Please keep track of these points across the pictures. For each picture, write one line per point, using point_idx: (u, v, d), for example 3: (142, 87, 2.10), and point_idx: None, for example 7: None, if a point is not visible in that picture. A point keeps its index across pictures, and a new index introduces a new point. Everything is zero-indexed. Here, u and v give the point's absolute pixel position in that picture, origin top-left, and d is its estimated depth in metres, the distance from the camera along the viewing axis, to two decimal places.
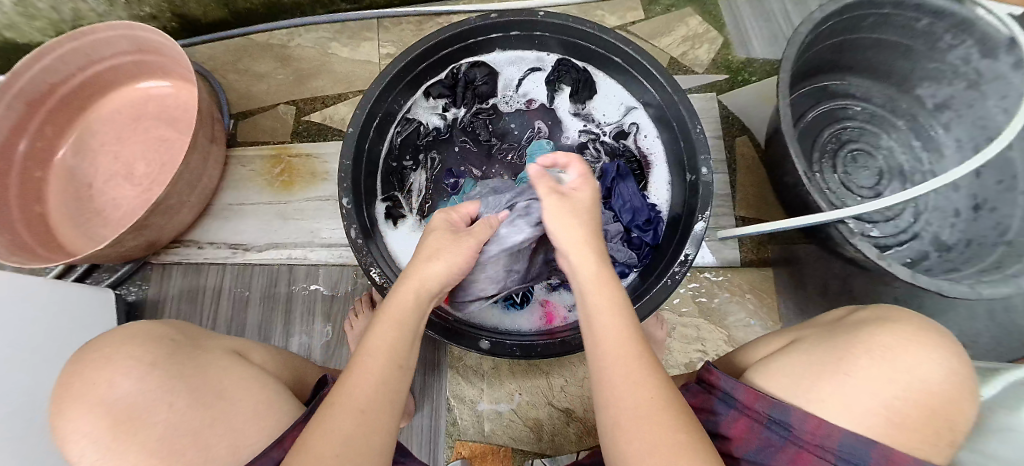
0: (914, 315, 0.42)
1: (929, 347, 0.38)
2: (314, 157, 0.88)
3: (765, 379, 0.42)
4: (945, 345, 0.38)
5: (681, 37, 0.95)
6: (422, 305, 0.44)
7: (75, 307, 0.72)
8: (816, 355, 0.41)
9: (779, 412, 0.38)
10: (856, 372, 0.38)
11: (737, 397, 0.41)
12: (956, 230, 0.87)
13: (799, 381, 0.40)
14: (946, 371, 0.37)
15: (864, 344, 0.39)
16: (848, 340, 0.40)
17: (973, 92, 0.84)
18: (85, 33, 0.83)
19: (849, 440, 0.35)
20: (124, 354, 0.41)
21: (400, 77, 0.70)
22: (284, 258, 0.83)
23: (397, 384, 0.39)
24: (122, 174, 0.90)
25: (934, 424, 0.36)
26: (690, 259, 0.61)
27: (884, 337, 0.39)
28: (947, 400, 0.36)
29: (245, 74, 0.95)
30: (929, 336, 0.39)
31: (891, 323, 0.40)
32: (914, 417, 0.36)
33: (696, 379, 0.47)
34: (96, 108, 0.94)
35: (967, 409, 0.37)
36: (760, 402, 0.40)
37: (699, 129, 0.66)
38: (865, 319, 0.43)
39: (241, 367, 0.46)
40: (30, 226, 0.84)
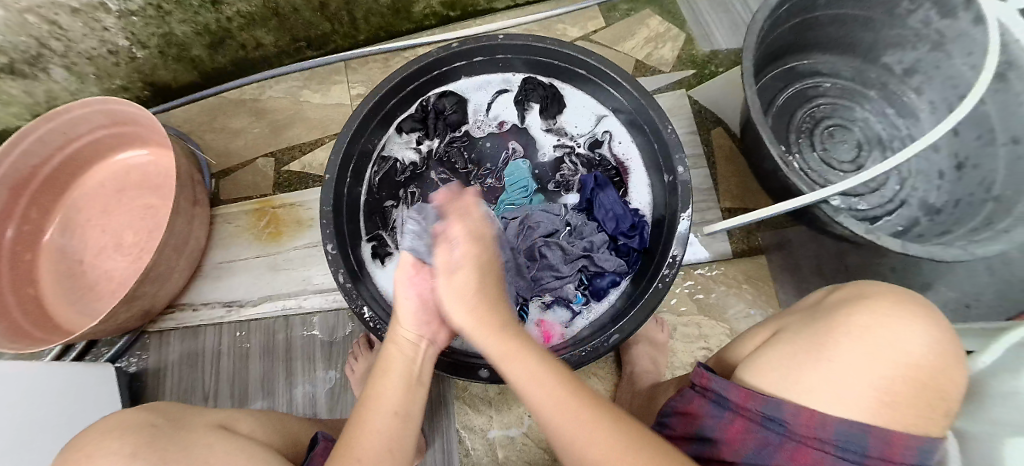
0: (888, 288, 0.42)
1: (906, 320, 0.38)
2: (297, 205, 0.89)
3: (754, 374, 0.40)
4: (922, 315, 0.38)
5: (644, 38, 0.97)
6: (415, 360, 0.49)
7: (72, 384, 0.71)
8: (799, 341, 0.40)
9: (772, 408, 0.37)
10: (841, 357, 0.37)
11: (730, 398, 0.40)
12: (944, 192, 0.87)
13: (788, 374, 0.38)
14: (929, 341, 0.37)
15: (845, 327, 0.38)
16: (827, 324, 0.40)
17: (938, 53, 0.85)
18: (60, 113, 0.84)
19: (844, 427, 0.34)
20: (106, 450, 0.40)
21: (370, 117, 0.72)
22: (279, 309, 0.82)
23: (402, 432, 0.44)
24: (111, 246, 0.91)
25: (925, 398, 0.36)
26: (678, 259, 0.61)
27: (863, 316, 0.38)
28: (932, 373, 0.36)
29: (221, 132, 0.96)
30: (907, 308, 0.39)
31: (866, 299, 0.40)
32: (905, 394, 0.35)
33: (688, 384, 0.45)
34: (80, 184, 0.95)
35: (954, 375, 0.37)
36: (752, 400, 0.38)
37: (669, 129, 0.66)
38: (839, 300, 0.42)
39: (227, 442, 0.45)
40: (26, 310, 0.84)
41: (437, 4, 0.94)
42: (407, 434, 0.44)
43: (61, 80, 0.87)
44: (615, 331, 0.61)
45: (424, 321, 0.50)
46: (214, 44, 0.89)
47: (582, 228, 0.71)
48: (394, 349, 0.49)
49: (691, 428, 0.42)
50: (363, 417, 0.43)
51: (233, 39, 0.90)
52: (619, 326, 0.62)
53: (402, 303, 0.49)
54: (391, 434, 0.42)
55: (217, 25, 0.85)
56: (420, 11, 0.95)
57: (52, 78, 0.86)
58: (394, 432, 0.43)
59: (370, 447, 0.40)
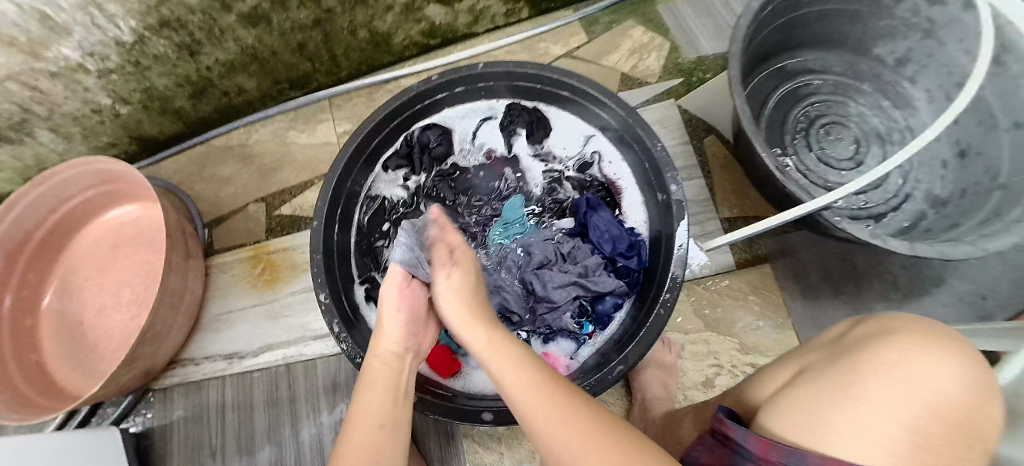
0: (917, 318, 0.36)
1: (944, 355, 0.32)
2: (292, 248, 0.88)
3: (777, 424, 0.34)
4: (960, 352, 0.32)
5: (628, 50, 0.95)
6: (396, 377, 0.49)
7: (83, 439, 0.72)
8: (820, 380, 0.34)
9: (797, 462, 0.30)
10: (868, 394, 0.31)
11: (750, 449, 0.33)
12: (948, 182, 0.85)
13: (811, 418, 0.32)
14: (965, 380, 0.31)
15: (870, 363, 0.33)
16: (848, 361, 0.34)
17: (930, 41, 0.83)
18: (48, 176, 0.84)
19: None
20: None
21: (353, 161, 0.70)
22: (279, 357, 0.82)
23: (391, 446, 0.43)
24: (110, 304, 0.91)
25: (963, 446, 0.30)
26: (679, 280, 0.59)
27: (886, 349, 0.33)
28: (970, 421, 0.30)
29: (211, 181, 0.95)
30: (940, 340, 0.33)
31: (891, 331, 0.35)
32: (942, 443, 0.29)
33: (710, 431, 0.39)
34: (73, 244, 0.94)
35: (993, 422, 0.31)
36: (774, 451, 0.31)
37: (660, 147, 0.65)
38: (864, 332, 0.37)
39: None
40: (29, 377, 0.83)
41: (416, 34, 0.94)
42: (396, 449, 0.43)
43: (50, 142, 0.86)
44: (619, 360, 0.59)
45: (413, 333, 0.52)
46: (196, 94, 0.89)
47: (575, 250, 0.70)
48: (375, 366, 0.49)
49: None
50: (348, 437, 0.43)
51: (215, 87, 0.90)
52: (622, 355, 0.60)
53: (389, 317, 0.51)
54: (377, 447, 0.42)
55: (198, 75, 0.85)
56: (399, 42, 0.94)
57: (38, 141, 0.85)
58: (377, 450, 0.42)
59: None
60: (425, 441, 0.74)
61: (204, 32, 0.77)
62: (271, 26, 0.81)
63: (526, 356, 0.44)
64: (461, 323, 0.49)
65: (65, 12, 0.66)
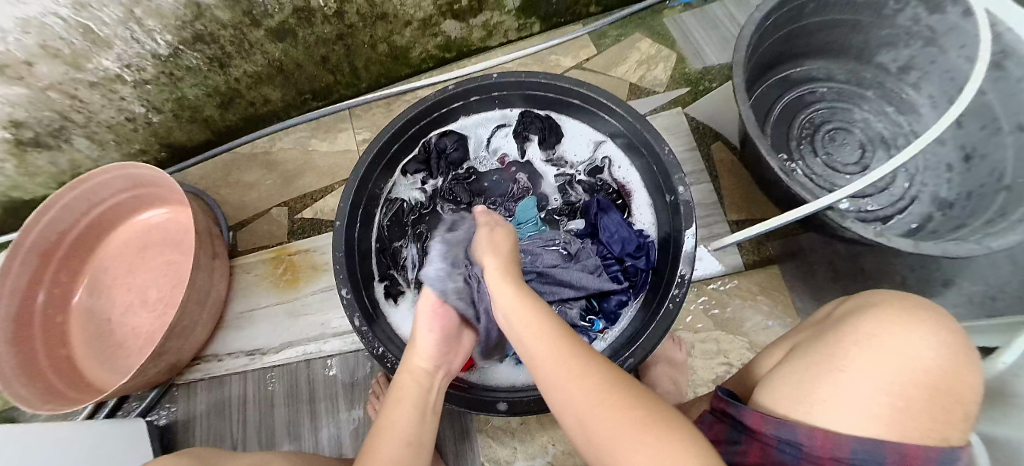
0: (894, 296, 0.42)
1: (915, 324, 0.37)
2: (312, 250, 0.92)
3: (769, 400, 0.39)
4: (934, 324, 0.37)
5: (635, 61, 0.99)
6: (423, 396, 0.51)
7: (111, 429, 0.75)
8: (806, 359, 0.39)
9: (785, 430, 0.35)
10: (849, 365, 0.36)
11: (746, 424, 0.38)
12: (955, 185, 0.86)
13: (799, 387, 0.37)
14: (937, 346, 0.36)
15: (852, 335, 0.38)
16: (834, 336, 0.39)
17: (932, 48, 0.85)
18: (84, 180, 0.89)
19: (861, 445, 0.32)
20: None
21: (375, 164, 0.73)
22: (299, 354, 0.85)
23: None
24: (137, 303, 0.95)
25: (940, 403, 0.34)
26: (686, 278, 0.61)
27: (868, 324, 0.38)
28: (947, 380, 0.35)
29: (236, 186, 1.00)
30: (912, 313, 0.38)
31: (871, 310, 0.40)
32: (919, 400, 0.34)
33: (711, 410, 0.45)
34: (104, 246, 0.99)
35: (972, 382, 0.35)
36: (766, 424, 0.37)
37: (667, 151, 0.67)
38: (847, 311, 0.42)
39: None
40: (59, 372, 0.87)
41: (433, 48, 0.98)
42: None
43: (86, 148, 0.92)
44: (630, 354, 0.61)
45: (442, 352, 0.54)
46: (225, 104, 0.94)
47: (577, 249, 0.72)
48: (405, 378, 0.52)
49: (715, 456, 0.40)
50: (375, 447, 0.45)
51: (242, 98, 0.95)
52: (633, 350, 0.62)
53: (420, 331, 0.54)
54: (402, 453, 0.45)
55: (227, 86, 0.90)
56: (417, 56, 0.99)
57: (75, 148, 0.90)
58: (407, 461, 0.45)
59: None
60: (441, 436, 0.76)
61: (235, 46, 0.82)
62: (296, 40, 0.86)
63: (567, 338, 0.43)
64: (495, 286, 0.50)
65: (107, 27, 0.71)
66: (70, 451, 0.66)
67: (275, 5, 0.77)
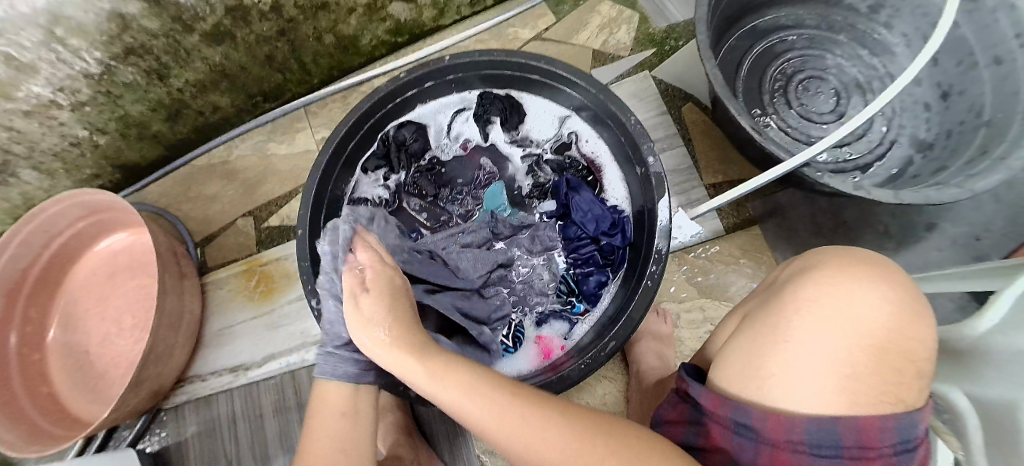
0: (833, 253, 0.40)
1: (857, 285, 0.35)
2: (283, 259, 0.89)
3: (722, 379, 0.38)
4: (876, 281, 0.36)
5: (597, 26, 0.94)
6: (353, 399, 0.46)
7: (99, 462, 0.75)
8: (752, 332, 0.38)
9: (740, 413, 0.34)
10: (794, 336, 0.34)
11: (704, 405, 0.37)
12: (933, 125, 0.84)
13: (748, 365, 0.36)
14: (882, 305, 0.34)
15: (793, 303, 0.36)
16: (777, 304, 0.37)
17: None
18: (37, 214, 0.85)
19: (814, 425, 0.31)
20: None
21: (331, 166, 0.69)
22: (285, 366, 0.84)
23: (354, 435, 0.44)
24: (113, 332, 0.93)
25: (890, 365, 0.33)
26: (664, 253, 0.59)
27: (810, 290, 0.36)
28: (894, 338, 0.34)
29: (198, 201, 0.96)
30: (853, 272, 0.37)
31: (811, 273, 0.38)
32: (868, 365, 0.33)
33: (675, 389, 0.42)
34: (71, 278, 0.96)
35: (918, 335, 0.35)
36: (722, 407, 0.35)
37: (633, 120, 0.64)
38: (789, 275, 0.41)
39: None
40: (42, 411, 0.86)
41: (383, 33, 0.93)
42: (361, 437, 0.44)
43: (33, 180, 0.87)
44: (612, 337, 0.59)
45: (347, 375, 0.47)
46: (172, 117, 0.89)
47: (543, 230, 0.71)
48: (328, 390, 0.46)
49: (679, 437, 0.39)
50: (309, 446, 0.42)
51: (189, 108, 0.90)
52: (615, 332, 0.60)
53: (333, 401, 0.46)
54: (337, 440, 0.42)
55: (171, 98, 0.85)
56: (367, 43, 0.94)
57: (22, 180, 0.86)
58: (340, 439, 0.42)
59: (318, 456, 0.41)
60: (435, 433, 0.75)
61: (171, 55, 0.77)
62: (235, 41, 0.80)
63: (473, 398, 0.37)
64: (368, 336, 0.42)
65: (28, 50, 0.65)
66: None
67: (205, 6, 0.71)
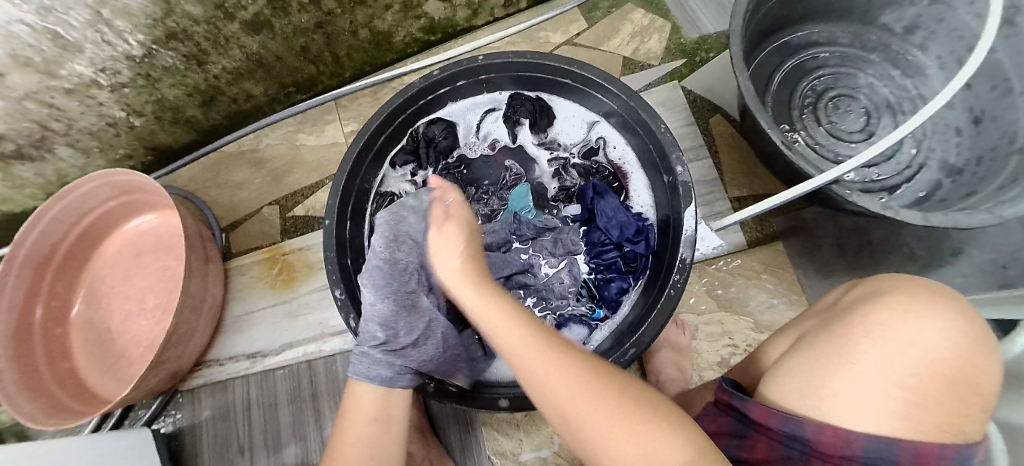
0: (910, 278, 0.39)
1: (933, 314, 0.35)
2: (306, 249, 0.91)
3: (777, 393, 0.38)
4: (952, 311, 0.35)
5: (628, 34, 0.94)
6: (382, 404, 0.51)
7: (116, 439, 0.77)
8: (814, 349, 0.38)
9: (793, 426, 0.35)
10: (862, 357, 0.35)
11: (750, 417, 0.38)
12: (964, 149, 0.83)
13: (807, 381, 0.36)
14: (956, 336, 0.34)
15: (863, 325, 0.36)
16: (844, 324, 0.37)
17: (940, 6, 0.80)
18: (70, 191, 0.87)
19: (872, 444, 0.32)
20: None
21: (362, 159, 0.70)
22: (301, 355, 0.85)
23: (385, 440, 0.48)
24: (135, 311, 0.95)
25: (957, 395, 0.33)
26: (688, 262, 0.59)
27: (882, 314, 0.36)
28: (964, 370, 0.34)
29: (225, 186, 0.98)
30: (929, 300, 0.36)
31: (884, 296, 0.38)
32: (933, 394, 0.33)
33: (714, 401, 0.44)
34: (98, 255, 0.99)
35: (989, 369, 0.34)
36: (772, 419, 0.36)
37: (663, 128, 0.64)
38: (859, 296, 0.40)
39: None
40: (63, 384, 0.88)
41: (416, 31, 0.94)
42: (390, 440, 0.49)
43: (69, 158, 0.89)
44: (632, 344, 0.59)
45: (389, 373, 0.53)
46: (206, 103, 0.91)
47: (566, 233, 0.72)
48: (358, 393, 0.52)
49: (720, 447, 0.41)
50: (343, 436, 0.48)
51: (224, 95, 0.92)
52: (635, 339, 0.60)
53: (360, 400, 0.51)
54: (372, 437, 0.48)
55: (207, 84, 0.87)
56: (400, 40, 0.95)
57: (59, 157, 0.88)
58: (372, 440, 0.48)
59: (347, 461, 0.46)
60: (447, 430, 0.76)
61: (210, 41, 0.79)
62: (273, 32, 0.82)
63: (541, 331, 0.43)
64: (456, 288, 0.51)
65: (76, 30, 0.67)
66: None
67: None
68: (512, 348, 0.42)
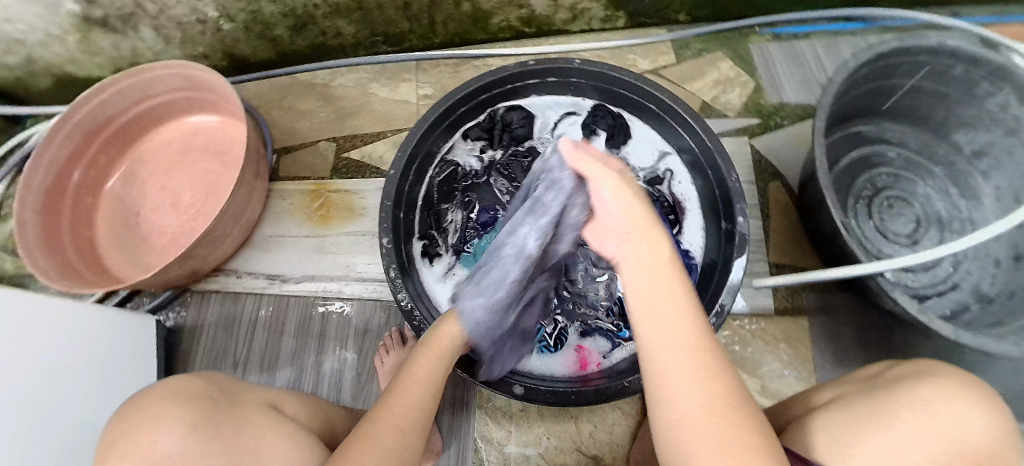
0: (952, 367, 0.41)
1: (974, 402, 0.37)
2: (352, 192, 0.92)
3: (804, 447, 0.40)
4: (989, 403, 0.37)
5: (712, 81, 0.97)
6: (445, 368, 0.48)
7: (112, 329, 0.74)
8: (851, 413, 0.39)
9: None
10: (898, 428, 0.36)
11: None
12: (998, 281, 0.85)
13: (839, 442, 0.38)
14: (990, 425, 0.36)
15: (906, 399, 0.38)
16: (886, 396, 0.39)
17: (1013, 140, 0.82)
18: (142, 71, 0.89)
19: None
20: (170, 413, 0.42)
21: (438, 122, 0.72)
22: (319, 290, 0.86)
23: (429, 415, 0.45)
24: (167, 203, 0.95)
25: None
26: (727, 308, 0.60)
27: (925, 391, 0.38)
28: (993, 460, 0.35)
29: (288, 111, 0.99)
30: (970, 388, 0.38)
31: (929, 377, 0.39)
32: None
33: None
34: (147, 139, 1.00)
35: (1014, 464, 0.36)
36: None
37: (734, 177, 0.66)
38: (902, 374, 0.42)
39: (277, 419, 0.49)
40: (81, 252, 0.88)
41: (515, 19, 0.96)
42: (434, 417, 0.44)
43: (149, 40, 0.91)
44: None
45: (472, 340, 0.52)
46: (297, 27, 0.93)
47: None
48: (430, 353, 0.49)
49: None
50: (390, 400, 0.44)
51: (316, 25, 0.93)
52: None
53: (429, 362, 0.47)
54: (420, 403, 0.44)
55: (304, 10, 0.89)
56: (497, 23, 0.97)
57: (140, 36, 0.90)
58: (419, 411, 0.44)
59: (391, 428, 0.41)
60: (442, 402, 0.77)
61: None
62: None
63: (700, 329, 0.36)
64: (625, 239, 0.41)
65: None
66: (63, 344, 0.65)
67: None
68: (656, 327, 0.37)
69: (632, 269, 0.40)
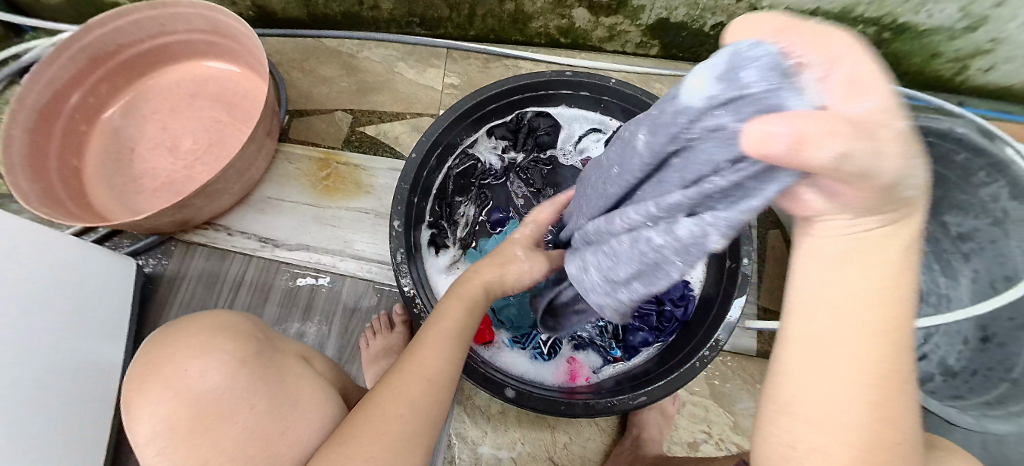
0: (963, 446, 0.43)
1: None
2: (361, 168, 0.89)
3: None
4: None
5: None
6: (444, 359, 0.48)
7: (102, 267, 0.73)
8: None
9: None
10: None
11: None
12: (963, 357, 0.89)
13: None
14: None
15: None
16: None
17: (997, 229, 0.86)
18: (164, 5, 0.85)
19: None
20: (216, 349, 0.46)
21: (466, 115, 0.71)
22: (312, 261, 0.84)
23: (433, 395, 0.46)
24: (165, 144, 0.91)
25: None
26: (721, 344, 0.62)
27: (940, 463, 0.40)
28: None
29: (308, 74, 0.97)
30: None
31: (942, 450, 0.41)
32: None
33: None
34: (156, 76, 0.96)
35: None
36: None
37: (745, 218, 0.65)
38: None
39: (306, 372, 0.53)
40: (65, 179, 0.84)
41: (553, 27, 0.97)
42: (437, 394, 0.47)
43: None
44: (643, 392, 0.61)
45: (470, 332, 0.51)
46: None
47: None
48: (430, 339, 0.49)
49: None
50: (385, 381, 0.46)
51: None
52: (645, 388, 0.62)
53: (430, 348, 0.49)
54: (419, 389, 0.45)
55: None
56: (535, 28, 0.97)
57: None
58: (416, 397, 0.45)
59: (386, 415, 0.43)
60: None
61: None
62: None
63: (885, 354, 0.28)
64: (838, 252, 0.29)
65: None
66: (46, 272, 0.62)
67: None
68: (823, 340, 0.30)
69: (829, 285, 0.29)
